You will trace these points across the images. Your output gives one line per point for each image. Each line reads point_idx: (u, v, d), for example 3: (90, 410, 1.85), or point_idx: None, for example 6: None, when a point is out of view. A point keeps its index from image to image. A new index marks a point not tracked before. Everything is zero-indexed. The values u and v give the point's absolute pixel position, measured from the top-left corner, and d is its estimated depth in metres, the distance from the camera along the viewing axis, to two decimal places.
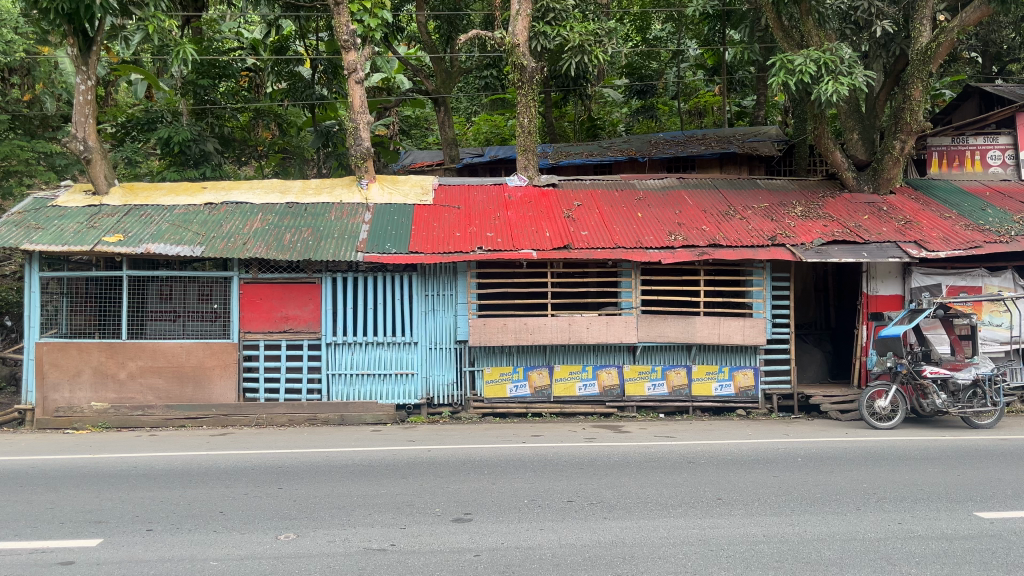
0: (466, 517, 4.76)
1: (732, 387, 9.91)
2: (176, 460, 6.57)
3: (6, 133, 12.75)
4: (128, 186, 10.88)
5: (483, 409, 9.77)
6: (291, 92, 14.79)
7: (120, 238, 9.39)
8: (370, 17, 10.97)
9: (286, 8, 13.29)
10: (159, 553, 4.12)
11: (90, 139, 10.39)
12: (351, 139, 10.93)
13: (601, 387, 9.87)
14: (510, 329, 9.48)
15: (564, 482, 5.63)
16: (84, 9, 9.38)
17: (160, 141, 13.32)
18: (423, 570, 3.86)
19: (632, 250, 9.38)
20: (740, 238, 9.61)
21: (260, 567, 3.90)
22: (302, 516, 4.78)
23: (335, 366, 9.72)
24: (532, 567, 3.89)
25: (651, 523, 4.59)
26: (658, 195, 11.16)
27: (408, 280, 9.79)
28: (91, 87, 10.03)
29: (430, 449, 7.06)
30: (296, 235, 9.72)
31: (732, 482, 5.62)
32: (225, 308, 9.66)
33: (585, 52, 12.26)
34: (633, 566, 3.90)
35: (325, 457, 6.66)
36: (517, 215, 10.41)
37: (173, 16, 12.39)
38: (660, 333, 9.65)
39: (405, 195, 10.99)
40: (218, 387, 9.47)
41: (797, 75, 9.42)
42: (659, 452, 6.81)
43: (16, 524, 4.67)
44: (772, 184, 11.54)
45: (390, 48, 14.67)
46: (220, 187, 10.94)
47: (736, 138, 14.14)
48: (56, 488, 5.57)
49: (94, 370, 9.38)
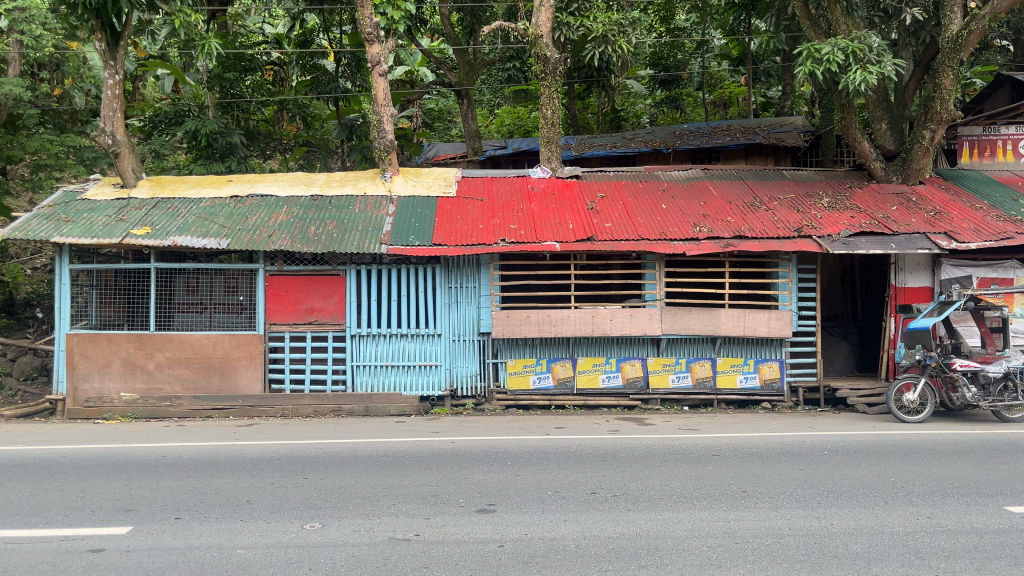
0: (489, 508, 4.77)
1: (758, 380, 9.83)
2: (202, 450, 6.65)
3: (38, 128, 12.88)
4: (155, 180, 11.02)
5: (507, 401, 9.79)
6: (315, 85, 14.80)
7: (148, 230, 9.53)
8: (394, 9, 10.98)
9: (310, 2, 13.11)
10: (187, 541, 4.18)
11: (118, 133, 10.49)
12: (375, 131, 11.02)
13: (625, 379, 9.83)
14: (534, 321, 9.50)
15: (589, 474, 5.63)
16: (111, 2, 9.44)
17: (188, 134, 13.47)
18: (448, 561, 3.87)
19: (656, 242, 9.35)
20: (766, 230, 9.51)
21: (286, 557, 3.93)
22: (327, 506, 4.82)
23: (360, 358, 9.76)
24: (556, 558, 3.89)
25: (676, 515, 4.58)
26: (682, 186, 11.09)
27: (432, 271, 9.82)
28: (120, 81, 10.12)
29: (454, 441, 7.09)
30: (321, 228, 9.81)
31: (757, 475, 5.59)
32: (251, 300, 9.74)
33: (608, 42, 12.22)
34: (658, 558, 3.88)
35: (350, 448, 6.71)
36: (540, 207, 10.39)
37: (200, 10, 12.46)
38: (684, 325, 9.58)
39: (428, 186, 11.04)
40: (245, 378, 9.52)
41: (825, 64, 9.25)
42: (684, 444, 6.81)
43: (47, 512, 4.74)
44: (799, 175, 11.41)
45: (414, 41, 14.72)
46: (246, 179, 11.05)
47: (761, 129, 13.94)
48: (87, 477, 5.67)
49: (123, 362, 9.51)
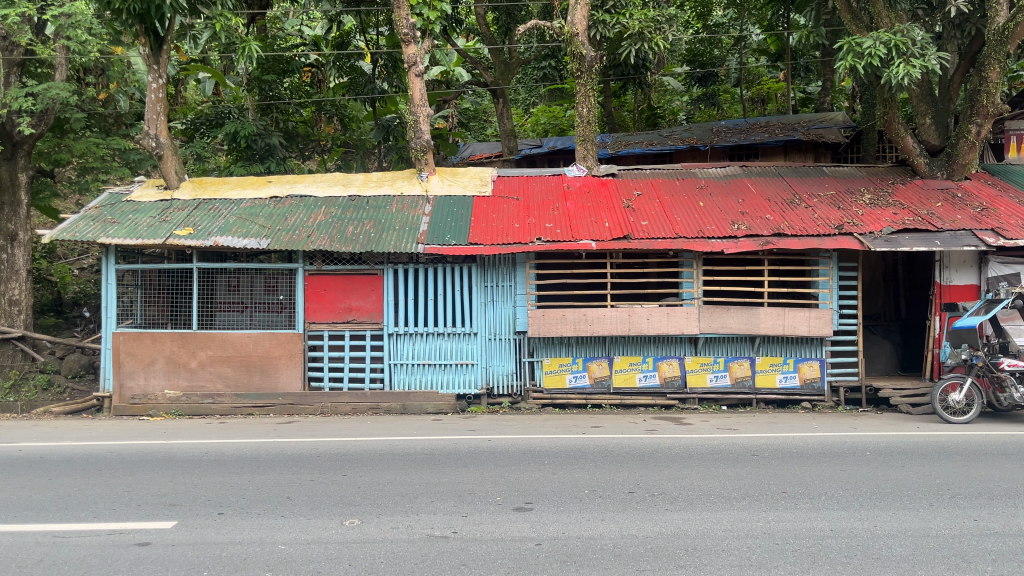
0: (527, 507, 4.78)
1: (798, 379, 9.69)
2: (244, 448, 6.74)
3: (84, 131, 13.20)
4: (197, 181, 11.25)
5: (543, 400, 9.78)
6: (353, 86, 14.92)
7: (190, 231, 9.70)
8: (430, 10, 11.02)
9: (347, 3, 13.18)
10: (231, 536, 4.25)
11: (162, 136, 10.70)
12: (412, 132, 11.09)
13: (663, 378, 9.76)
14: (570, 320, 9.49)
15: (627, 473, 5.61)
16: (154, 9, 9.67)
17: (228, 136, 13.70)
18: (485, 558, 3.89)
19: (693, 240, 9.27)
20: (806, 227, 9.39)
21: (326, 553, 3.98)
22: (366, 502, 4.87)
23: (397, 356, 9.84)
24: (594, 557, 3.89)
25: (714, 515, 4.55)
26: (720, 183, 10.99)
27: (468, 271, 9.86)
28: (163, 85, 10.31)
29: (491, 439, 7.10)
30: (359, 227, 9.91)
31: (797, 475, 5.52)
32: (291, 300, 9.87)
33: (645, 39, 12.15)
34: (696, 558, 3.86)
35: (388, 445, 6.77)
36: (576, 206, 10.36)
37: (240, 14, 12.64)
38: (722, 323, 9.49)
39: (464, 186, 11.07)
40: (284, 376, 9.66)
41: (866, 58, 9.09)
42: (722, 444, 6.75)
43: (95, 506, 4.87)
44: (839, 172, 11.24)
45: (449, 41, 14.79)
46: (286, 180, 11.20)
47: (801, 125, 13.74)
48: (133, 472, 5.80)
49: (167, 360, 9.71)
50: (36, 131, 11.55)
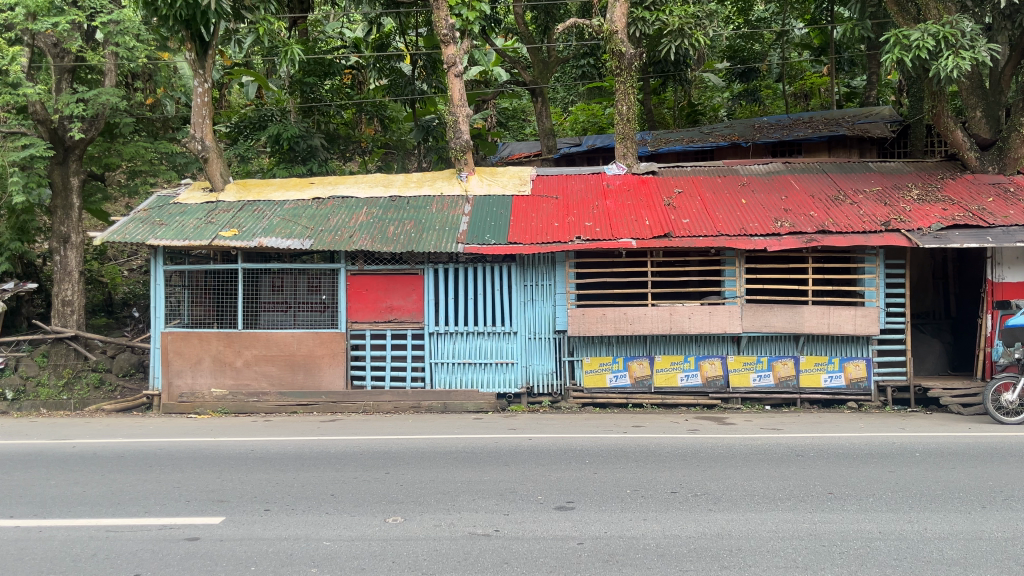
0: (569, 505, 4.78)
1: (844, 379, 9.52)
2: (289, 445, 6.85)
3: (133, 136, 13.53)
4: (241, 183, 11.43)
5: (583, 399, 9.76)
6: (393, 88, 15.05)
7: (235, 232, 9.86)
8: (469, 10, 11.06)
9: (387, 5, 13.27)
10: (277, 532, 4.32)
11: (207, 139, 10.91)
12: (451, 132, 11.14)
13: (705, 377, 9.67)
14: (610, 319, 9.45)
15: (669, 472, 5.57)
16: (200, 14, 9.85)
17: (271, 139, 13.92)
18: (527, 557, 3.90)
19: (736, 238, 9.16)
20: (851, 224, 9.22)
21: (370, 549, 4.02)
22: (409, 500, 4.91)
23: (438, 355, 9.91)
24: (637, 557, 3.87)
25: (759, 516, 4.49)
26: (763, 180, 10.84)
27: (508, 270, 9.86)
28: (209, 89, 10.51)
29: (532, 438, 7.11)
30: (400, 228, 9.99)
31: (844, 476, 5.43)
32: (333, 300, 10.00)
33: (685, 35, 12.03)
34: (741, 559, 3.81)
35: (429, 443, 6.83)
36: (616, 204, 10.31)
37: (283, 18, 12.83)
38: (766, 322, 9.37)
39: (504, 185, 11.08)
40: (327, 374, 9.77)
41: (913, 51, 8.90)
42: (766, 444, 6.67)
43: (146, 501, 4.99)
44: (885, 167, 11.02)
45: (488, 41, 14.83)
46: (328, 182, 11.34)
47: (846, 120, 13.49)
48: (182, 468, 5.93)
49: (213, 359, 9.89)
50: (87, 136, 11.91)
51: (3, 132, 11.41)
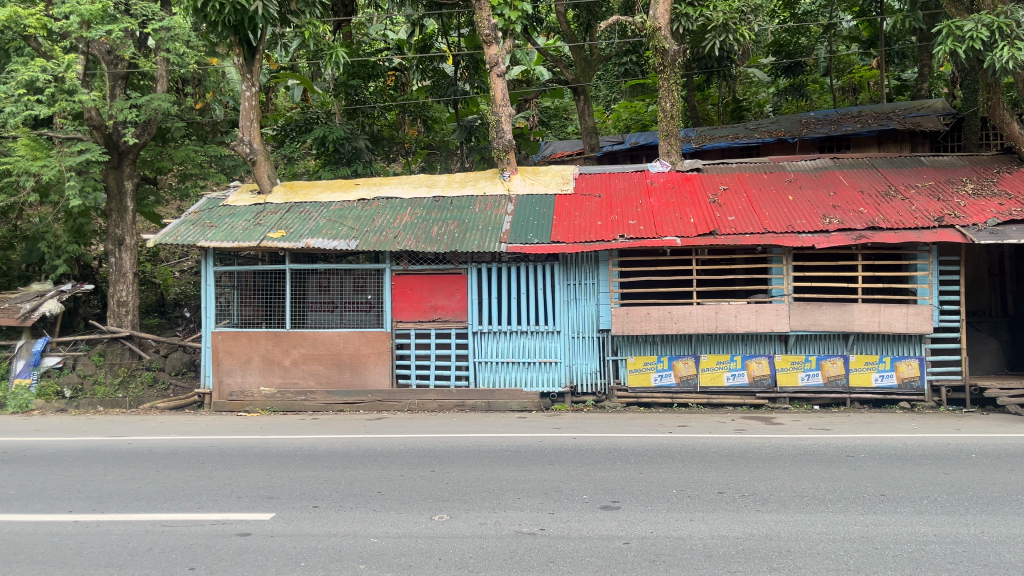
0: (614, 505, 4.76)
1: (895, 378, 9.32)
2: (336, 443, 6.96)
3: (184, 139, 13.84)
4: (288, 185, 11.62)
5: (628, 399, 9.71)
6: (436, 89, 15.19)
7: (283, 234, 10.03)
8: (511, 10, 11.08)
9: (429, 6, 13.34)
10: (326, 528, 4.38)
11: (255, 142, 11.12)
12: (494, 132, 11.17)
13: (751, 377, 9.56)
14: (655, 318, 9.38)
15: (716, 473, 5.52)
16: (248, 19, 10.04)
17: (317, 141, 14.13)
18: (574, 556, 3.90)
19: (783, 235, 9.03)
20: (903, 220, 9.02)
21: (417, 546, 4.06)
22: (455, 498, 4.94)
23: (482, 354, 9.95)
24: (684, 557, 3.84)
25: (808, 518, 4.42)
26: (810, 176, 10.67)
27: (551, 269, 9.86)
28: (256, 93, 10.70)
29: (576, 438, 7.10)
30: (443, 228, 10.05)
31: (896, 478, 5.31)
32: (378, 299, 10.10)
33: (729, 31, 11.88)
34: (790, 561, 3.76)
35: (474, 442, 6.86)
36: (660, 202, 10.24)
37: (328, 21, 13.01)
38: (814, 321, 9.21)
39: (547, 184, 11.09)
40: (373, 373, 9.89)
41: (967, 42, 8.67)
42: (816, 445, 6.55)
43: (200, 497, 5.11)
44: (938, 161, 10.75)
45: (530, 40, 14.82)
46: (372, 183, 11.47)
47: (896, 114, 13.20)
48: (233, 465, 6.05)
49: (262, 358, 10.07)
50: (140, 141, 12.23)
51: (60, 137, 11.77)
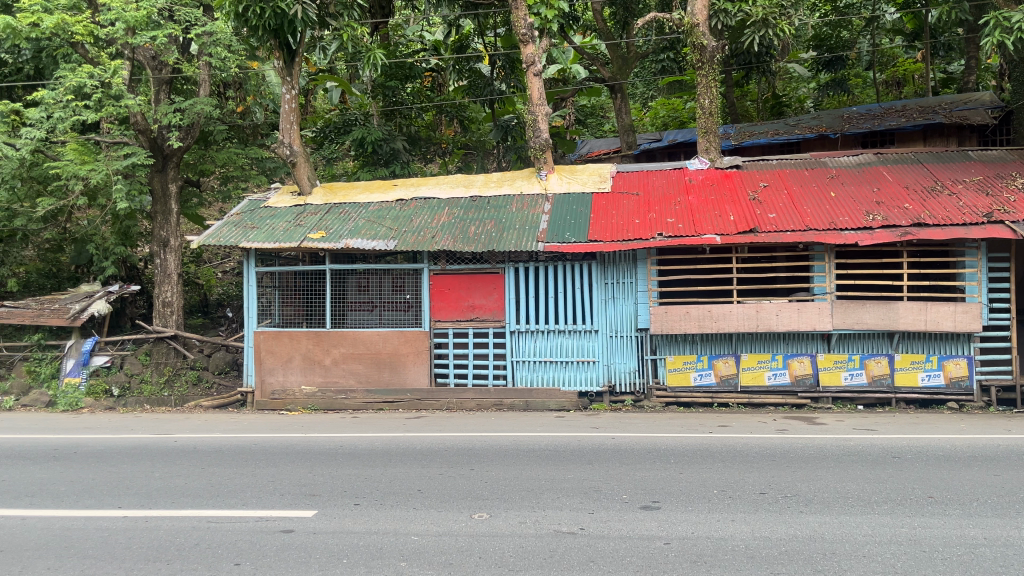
0: (654, 505, 4.73)
1: (943, 378, 9.12)
2: (376, 441, 7.02)
3: (225, 142, 14.08)
4: (327, 187, 11.75)
5: (667, 398, 9.64)
6: (471, 88, 15.26)
7: (323, 234, 10.15)
8: (547, 8, 11.05)
9: (465, 7, 13.36)
10: (367, 525, 4.42)
11: (295, 145, 11.26)
12: (530, 131, 11.16)
13: (793, 376, 9.42)
14: (694, 317, 9.29)
15: (758, 473, 5.45)
16: (287, 23, 10.16)
17: (355, 142, 14.29)
18: (614, 555, 3.89)
19: (825, 233, 8.89)
20: (950, 216, 8.82)
21: (457, 545, 4.07)
22: (494, 497, 4.95)
23: (520, 353, 9.96)
24: (726, 558, 3.80)
25: (853, 520, 4.34)
26: (853, 172, 10.48)
27: (588, 268, 9.82)
28: (295, 95, 10.83)
29: (615, 437, 7.07)
30: (481, 227, 10.07)
31: (945, 479, 5.20)
32: (416, 299, 10.16)
33: (769, 26, 11.70)
34: (836, 563, 3.70)
35: (512, 441, 6.88)
36: (699, 199, 10.14)
37: (365, 24, 13.12)
38: (858, 319, 9.05)
39: (584, 183, 11.06)
40: (412, 372, 9.94)
41: (1015, 33, 8.44)
42: (860, 445, 6.44)
43: (243, 494, 5.19)
44: (986, 155, 10.49)
45: (566, 39, 14.78)
46: (410, 183, 11.55)
47: (942, 107, 12.92)
48: (276, 463, 6.14)
49: (304, 357, 10.21)
50: (183, 144, 12.44)
51: (107, 142, 12.09)
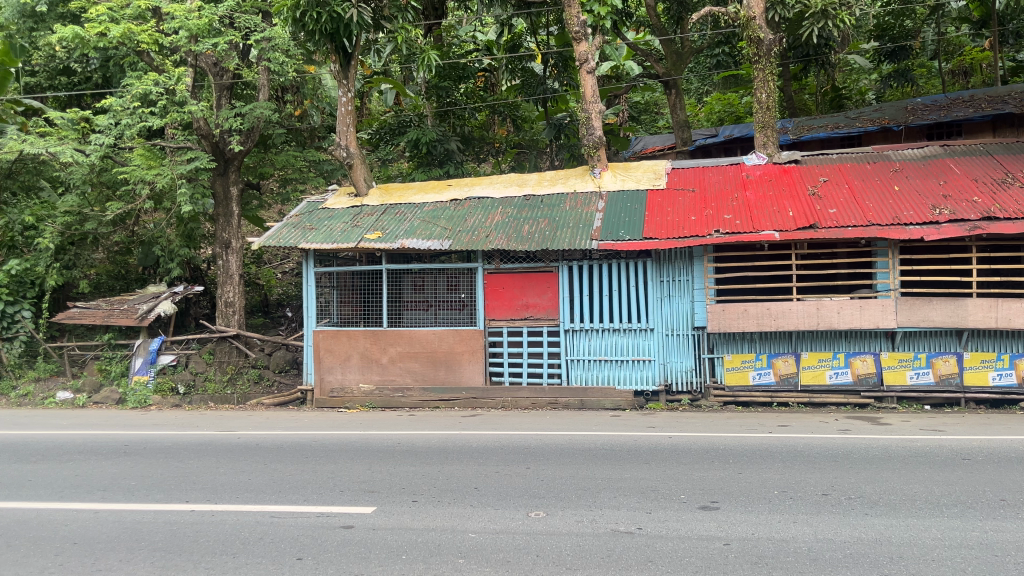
0: (713, 505, 4.67)
1: (1015, 377, 8.80)
2: (432, 439, 7.08)
3: (284, 145, 14.38)
4: (383, 188, 11.90)
5: (725, 397, 9.50)
6: (524, 88, 15.33)
7: (379, 235, 10.28)
8: (601, 6, 11.00)
9: (518, 6, 13.35)
10: (425, 522, 4.47)
11: (352, 147, 11.43)
12: (584, 129, 11.12)
13: (856, 375, 9.19)
14: (752, 314, 9.13)
15: (820, 474, 5.34)
16: (343, 27, 10.32)
17: (410, 143, 14.46)
18: (672, 556, 3.85)
19: (889, 228, 8.65)
20: (1022, 209, 8.49)
21: (514, 543, 4.08)
22: (551, 495, 4.95)
23: (575, 352, 9.95)
24: (788, 560, 3.74)
25: (920, 523, 4.22)
26: (918, 164, 10.18)
27: (643, 266, 9.74)
28: (351, 98, 10.98)
29: (672, 436, 6.99)
30: (535, 226, 10.07)
31: (1018, 482, 5.01)
32: (471, 298, 10.23)
33: (828, 17, 11.43)
34: (903, 567, 3.60)
35: (568, 440, 6.87)
36: (757, 195, 9.97)
37: (419, 25, 13.23)
38: (924, 316, 8.78)
39: (638, 180, 10.96)
40: (467, 370, 9.99)
41: None
42: (928, 446, 6.25)
43: (305, 490, 5.29)
44: None
45: (620, 35, 14.68)
46: (464, 183, 11.61)
47: (1013, 96, 12.43)
48: (336, 460, 6.25)
49: (361, 356, 10.35)
50: (244, 148, 12.71)
51: (172, 147, 12.52)
